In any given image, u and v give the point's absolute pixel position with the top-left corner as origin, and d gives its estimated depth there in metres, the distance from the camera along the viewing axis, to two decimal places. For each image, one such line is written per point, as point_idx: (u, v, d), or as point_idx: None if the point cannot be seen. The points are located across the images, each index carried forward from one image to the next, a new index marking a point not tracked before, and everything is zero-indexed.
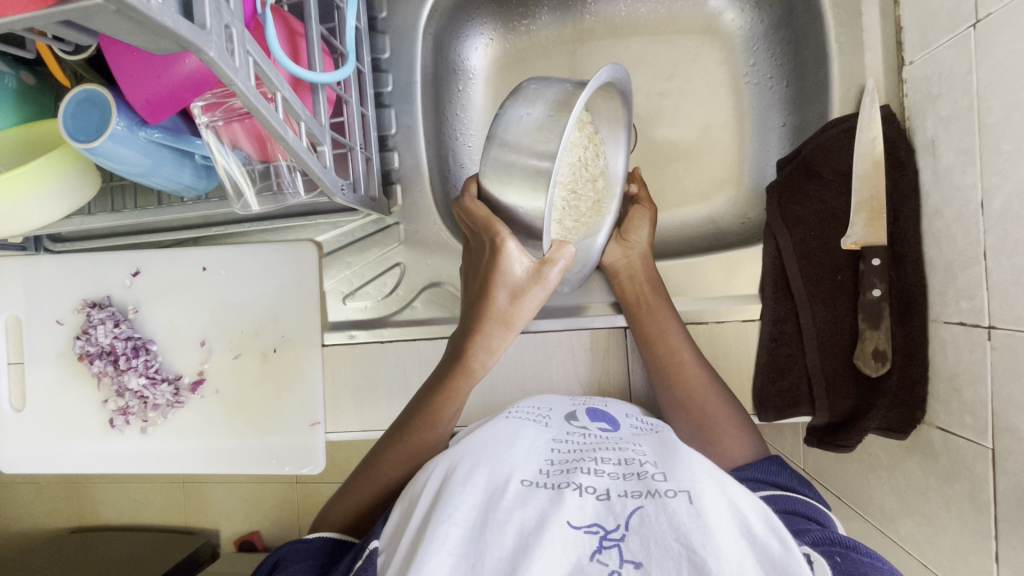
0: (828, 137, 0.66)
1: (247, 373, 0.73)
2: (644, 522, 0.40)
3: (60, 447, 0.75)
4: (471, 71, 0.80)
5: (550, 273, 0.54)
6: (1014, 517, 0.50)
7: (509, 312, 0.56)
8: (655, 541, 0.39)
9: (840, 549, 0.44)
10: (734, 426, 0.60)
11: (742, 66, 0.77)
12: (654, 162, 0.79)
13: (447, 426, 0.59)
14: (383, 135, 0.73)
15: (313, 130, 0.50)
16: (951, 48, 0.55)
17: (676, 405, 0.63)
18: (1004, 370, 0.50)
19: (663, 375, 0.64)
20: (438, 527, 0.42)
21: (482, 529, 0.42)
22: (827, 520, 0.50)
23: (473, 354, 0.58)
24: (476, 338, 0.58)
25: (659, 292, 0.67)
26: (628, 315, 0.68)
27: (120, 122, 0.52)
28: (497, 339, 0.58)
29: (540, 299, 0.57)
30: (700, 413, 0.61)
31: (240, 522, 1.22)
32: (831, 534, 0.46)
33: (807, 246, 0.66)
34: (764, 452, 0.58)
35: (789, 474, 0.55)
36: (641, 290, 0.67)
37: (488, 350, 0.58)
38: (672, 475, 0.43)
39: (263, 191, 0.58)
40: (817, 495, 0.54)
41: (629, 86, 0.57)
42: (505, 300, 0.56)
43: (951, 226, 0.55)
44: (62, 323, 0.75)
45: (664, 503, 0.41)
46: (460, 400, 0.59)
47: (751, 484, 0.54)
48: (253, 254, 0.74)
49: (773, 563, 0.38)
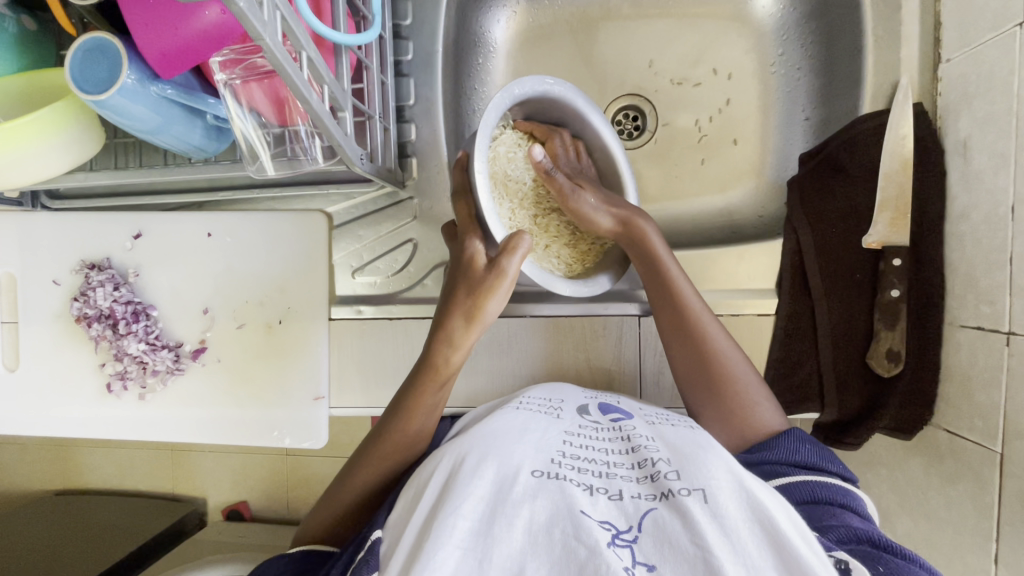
0: (857, 133, 0.64)
1: (250, 344, 0.71)
2: (657, 524, 0.40)
3: (50, 411, 0.73)
4: (493, 44, 0.77)
5: (509, 265, 0.53)
6: (1018, 520, 0.51)
7: (467, 301, 0.53)
8: (668, 543, 0.39)
9: (870, 546, 0.44)
10: (754, 401, 0.56)
11: (770, 55, 0.75)
12: (673, 150, 0.78)
13: (419, 424, 0.55)
14: (400, 106, 0.70)
15: (335, 94, 0.48)
16: (993, 47, 0.54)
17: (694, 381, 0.58)
18: (1020, 376, 0.51)
19: (682, 345, 0.59)
20: (445, 520, 0.41)
21: (490, 522, 0.41)
22: (851, 501, 0.49)
23: (438, 352, 0.54)
24: (440, 334, 0.54)
25: (674, 259, 0.61)
26: (647, 289, 0.61)
27: (131, 75, 0.49)
28: (461, 332, 0.53)
29: (498, 295, 0.53)
30: (711, 382, 0.57)
31: (228, 491, 1.21)
32: (858, 529, 0.45)
33: (828, 243, 0.65)
34: (784, 427, 0.56)
35: (809, 449, 0.52)
36: (660, 261, 0.59)
37: (451, 344, 0.53)
38: (686, 473, 0.43)
39: (278, 158, 0.55)
40: (840, 470, 0.52)
41: (574, 98, 0.61)
42: (464, 298, 0.53)
43: (977, 229, 0.55)
44: (59, 284, 0.73)
45: (679, 504, 0.41)
46: (436, 398, 0.55)
47: (769, 469, 0.51)
48: (259, 222, 0.71)
49: (792, 561, 0.37)
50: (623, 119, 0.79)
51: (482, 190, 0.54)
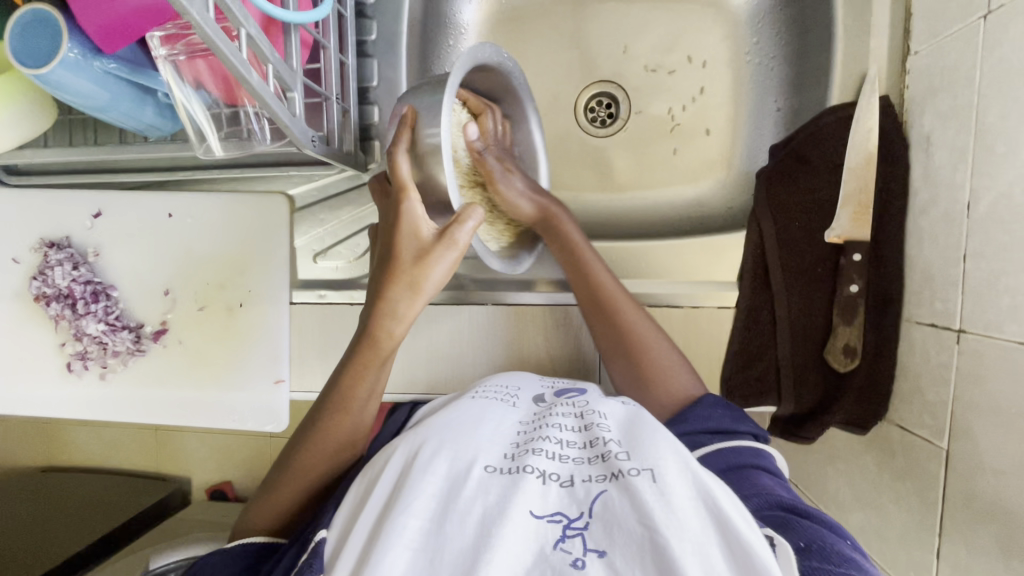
0: (823, 126, 0.63)
1: (210, 327, 0.71)
2: (607, 508, 0.39)
3: (11, 391, 0.72)
4: (463, 26, 0.76)
5: (459, 234, 0.47)
6: (959, 517, 0.51)
7: (409, 274, 0.47)
8: (618, 528, 0.38)
9: (788, 513, 0.43)
10: (667, 366, 0.58)
11: (744, 43, 0.73)
12: (644, 138, 0.77)
13: (361, 408, 0.52)
14: (363, 87, 0.69)
15: (282, 75, 0.47)
16: (959, 39, 0.53)
17: (614, 352, 0.60)
18: (968, 375, 0.51)
19: (599, 319, 0.61)
20: (396, 519, 0.39)
21: (440, 521, 0.40)
22: (767, 465, 0.49)
23: (382, 327, 0.48)
24: (382, 307, 0.48)
25: (588, 244, 0.64)
26: (568, 275, 0.64)
27: (72, 48, 0.48)
28: (409, 304, 0.48)
29: (447, 263, 0.47)
30: (627, 351, 0.59)
31: (211, 471, 1.15)
32: (776, 496, 0.45)
33: (791, 237, 0.64)
34: (700, 391, 0.58)
35: (720, 415, 0.53)
36: (576, 246, 0.63)
37: (397, 317, 0.48)
38: (636, 453, 0.42)
39: (229, 138, 0.54)
40: (752, 429, 0.53)
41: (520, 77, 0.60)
42: (411, 265, 0.47)
43: (936, 226, 0.55)
44: (18, 262, 0.72)
45: (628, 484, 0.39)
46: (380, 374, 0.52)
47: (687, 440, 0.52)
48: (221, 204, 0.71)
49: (738, 542, 0.36)
50: (596, 105, 0.78)
51: (441, 155, 0.47)
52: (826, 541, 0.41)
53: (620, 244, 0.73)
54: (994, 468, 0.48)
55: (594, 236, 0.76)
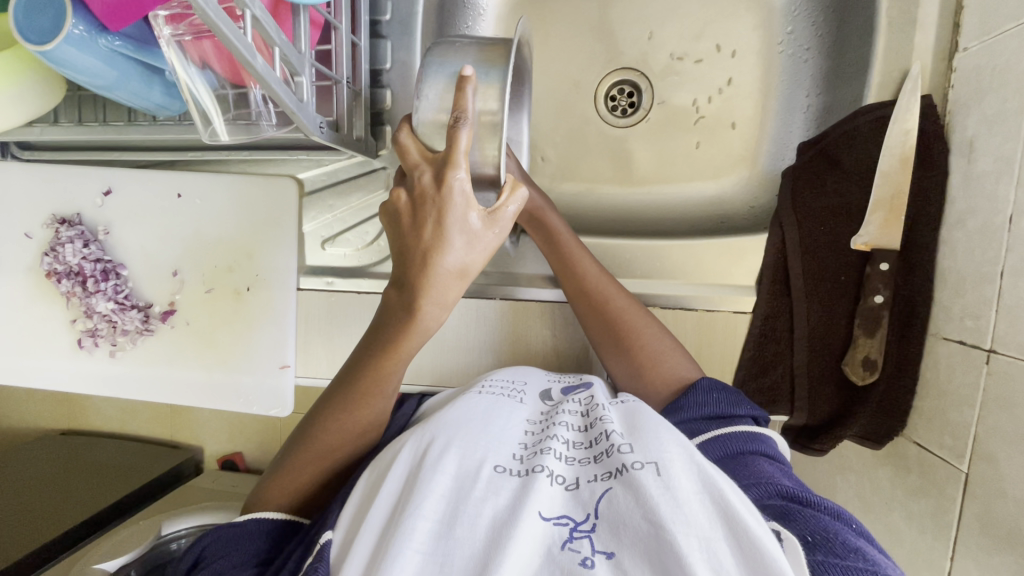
0: (858, 125, 0.60)
1: (218, 309, 0.71)
2: (612, 505, 0.38)
3: (24, 364, 0.74)
4: (482, 8, 0.73)
5: (509, 209, 0.41)
6: (975, 542, 0.50)
7: (454, 259, 0.40)
8: (624, 526, 0.37)
9: (794, 504, 0.42)
10: (661, 351, 0.56)
11: (777, 33, 0.69)
12: (667, 131, 0.74)
13: (391, 387, 0.49)
14: (376, 69, 0.67)
15: (288, 57, 0.44)
16: (1013, 38, 0.49)
17: (607, 341, 0.58)
18: (996, 397, 0.48)
19: (590, 310, 0.59)
20: (406, 523, 0.37)
21: (450, 524, 0.38)
22: (767, 449, 0.48)
23: (420, 313, 0.42)
24: (423, 294, 0.41)
25: (573, 235, 0.62)
26: (554, 269, 0.62)
27: (77, 25, 0.46)
28: (453, 290, 0.42)
29: (495, 245, 0.42)
30: (621, 338, 0.57)
31: (220, 441, 1.07)
32: (783, 486, 0.43)
33: (815, 242, 0.61)
34: (697, 373, 0.56)
35: (717, 398, 0.51)
36: (560, 238, 0.61)
37: (439, 304, 0.42)
38: (640, 446, 0.40)
39: (236, 121, 0.53)
40: (751, 411, 0.51)
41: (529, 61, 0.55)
42: (461, 251, 0.40)
43: (972, 238, 0.52)
44: (30, 237, 0.72)
45: (632, 479, 0.38)
46: (407, 356, 0.46)
47: (686, 428, 0.50)
48: (230, 187, 0.70)
49: (748, 538, 0.34)
50: (618, 94, 0.74)
51: (503, 131, 0.39)
52: (828, 531, 0.39)
53: (635, 241, 0.71)
54: (1016, 497, 0.46)
55: (609, 230, 0.74)
